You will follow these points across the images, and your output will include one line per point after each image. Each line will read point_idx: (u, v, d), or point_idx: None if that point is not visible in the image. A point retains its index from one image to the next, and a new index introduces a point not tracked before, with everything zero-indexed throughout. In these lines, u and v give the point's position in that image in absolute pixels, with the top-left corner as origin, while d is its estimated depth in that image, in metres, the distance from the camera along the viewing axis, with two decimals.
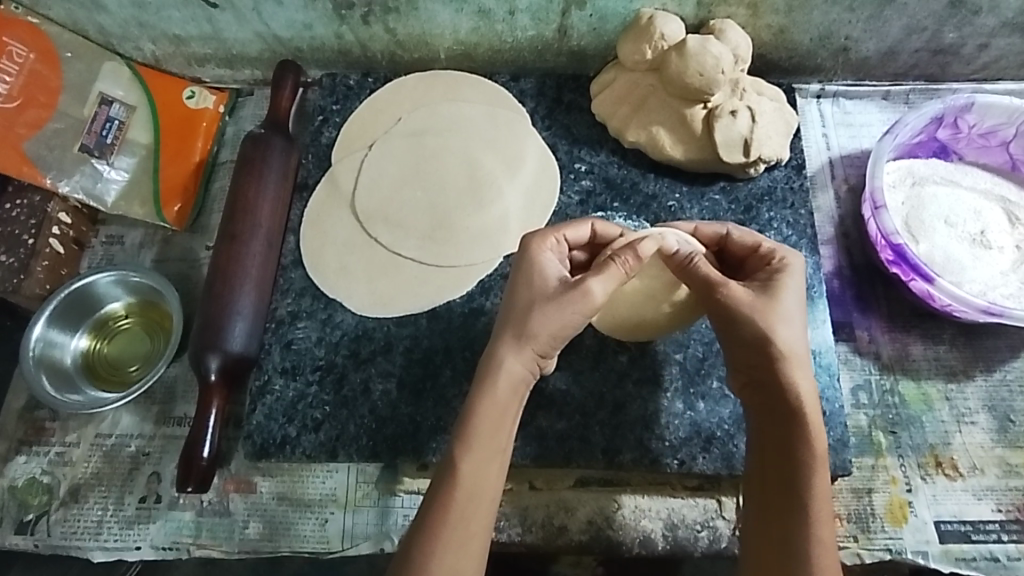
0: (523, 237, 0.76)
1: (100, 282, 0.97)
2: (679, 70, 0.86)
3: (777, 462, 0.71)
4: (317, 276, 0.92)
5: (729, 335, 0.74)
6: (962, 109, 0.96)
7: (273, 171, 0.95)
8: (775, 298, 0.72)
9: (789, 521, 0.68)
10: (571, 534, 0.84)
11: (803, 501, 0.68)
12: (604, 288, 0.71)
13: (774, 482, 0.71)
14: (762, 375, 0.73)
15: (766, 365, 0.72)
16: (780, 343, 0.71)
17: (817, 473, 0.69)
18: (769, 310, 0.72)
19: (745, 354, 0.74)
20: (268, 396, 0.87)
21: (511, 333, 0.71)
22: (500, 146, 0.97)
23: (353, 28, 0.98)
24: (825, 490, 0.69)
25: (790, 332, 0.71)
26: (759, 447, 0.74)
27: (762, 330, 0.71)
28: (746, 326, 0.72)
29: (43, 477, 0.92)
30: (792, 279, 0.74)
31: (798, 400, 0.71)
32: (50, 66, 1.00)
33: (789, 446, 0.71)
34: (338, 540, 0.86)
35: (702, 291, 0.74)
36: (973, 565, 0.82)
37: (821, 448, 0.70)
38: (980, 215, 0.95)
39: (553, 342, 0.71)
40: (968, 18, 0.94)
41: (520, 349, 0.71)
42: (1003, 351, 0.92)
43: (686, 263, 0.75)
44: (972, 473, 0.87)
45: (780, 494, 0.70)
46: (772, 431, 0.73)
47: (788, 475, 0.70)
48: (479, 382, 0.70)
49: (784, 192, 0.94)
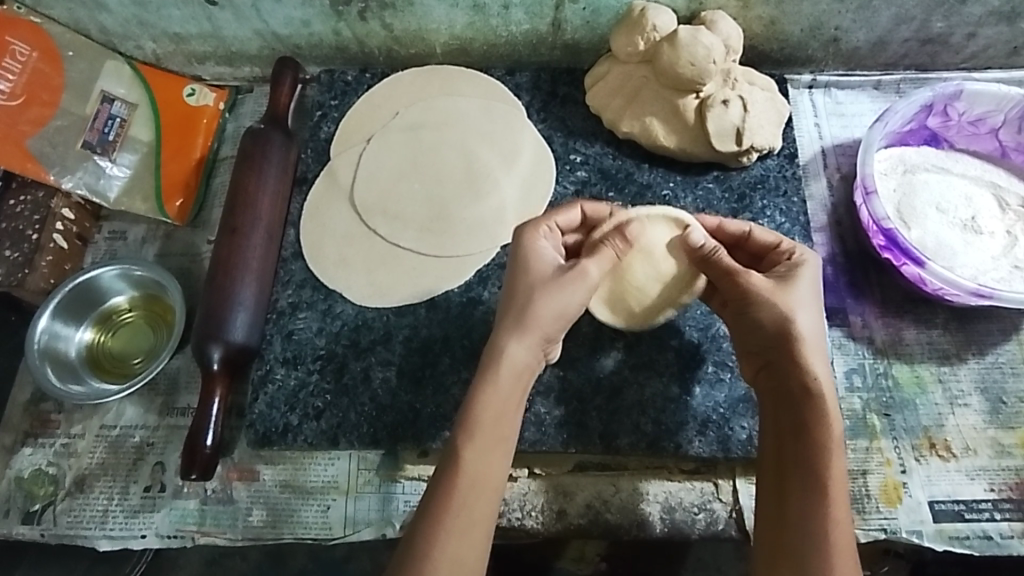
0: (517, 228, 0.78)
1: (104, 276, 0.99)
2: (670, 60, 0.87)
3: (793, 445, 0.72)
4: (317, 268, 0.94)
5: (745, 320, 0.76)
6: (950, 97, 0.97)
7: (272, 165, 0.96)
8: (792, 286, 0.74)
9: (806, 502, 0.69)
10: (569, 518, 0.85)
11: (819, 482, 0.69)
12: (597, 270, 0.75)
13: (790, 465, 0.72)
14: (777, 358, 0.74)
15: (782, 349, 0.73)
16: (798, 327, 0.72)
17: (833, 455, 0.70)
18: (788, 297, 0.73)
19: (758, 339, 0.75)
20: (270, 385, 0.88)
21: (514, 322, 0.72)
22: (496, 139, 0.98)
23: (350, 25, 1.00)
24: (840, 472, 0.70)
25: (807, 317, 0.73)
26: (773, 430, 0.75)
27: (780, 314, 0.72)
28: (764, 312, 0.73)
29: (49, 468, 0.93)
30: (810, 271, 0.75)
31: (811, 384, 0.71)
32: (52, 65, 1.02)
33: (804, 429, 0.71)
34: (339, 526, 0.87)
35: (724, 279, 0.76)
36: (967, 544, 0.83)
37: (836, 431, 0.71)
38: (971, 201, 0.96)
39: (555, 326, 0.73)
40: (955, 7, 0.95)
41: (523, 337, 0.72)
42: (995, 335, 0.94)
43: (709, 254, 0.76)
44: (966, 453, 0.88)
45: (797, 474, 0.71)
46: (786, 415, 0.74)
47: (804, 457, 0.71)
48: (482, 368, 0.72)
49: (777, 180, 0.95)
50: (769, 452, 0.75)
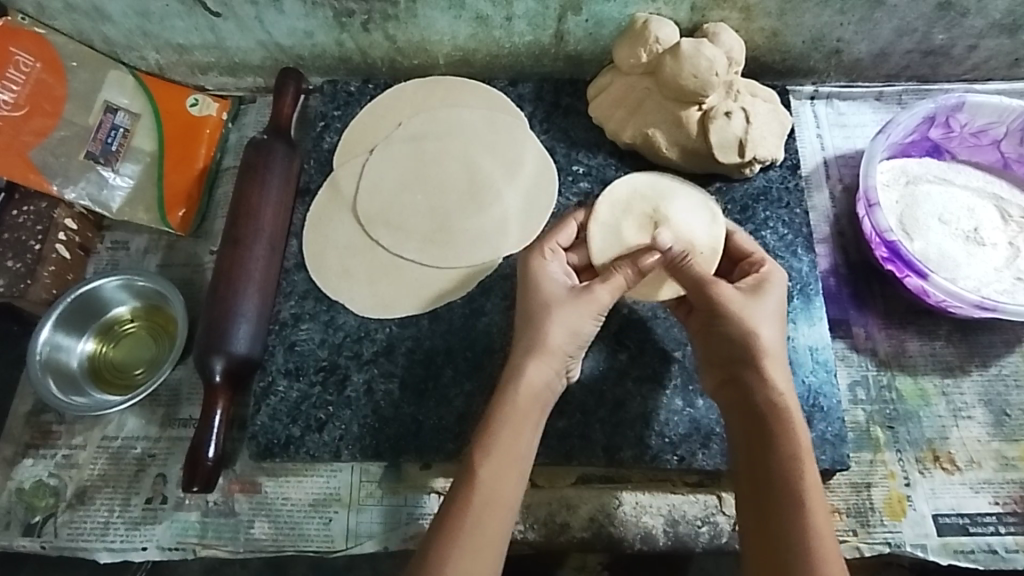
0: (522, 254, 0.80)
1: (107, 286, 0.98)
2: (673, 72, 0.87)
3: (764, 454, 0.71)
4: (319, 279, 0.93)
5: (715, 334, 0.76)
6: (952, 108, 0.97)
7: (275, 177, 0.96)
8: (759, 300, 0.76)
9: (785, 513, 0.67)
10: (572, 531, 0.85)
11: (795, 490, 0.68)
12: (609, 294, 0.76)
13: (759, 476, 0.70)
14: (742, 371, 0.75)
15: (748, 362, 0.74)
16: (761, 338, 0.74)
17: (805, 465, 0.69)
18: (755, 310, 0.75)
19: (726, 351, 0.76)
20: (272, 397, 0.88)
21: (530, 345, 0.74)
22: (500, 150, 0.98)
23: (353, 36, 1.00)
24: (812, 480, 0.69)
25: (771, 331, 0.75)
26: (741, 445, 0.74)
27: (746, 325, 0.74)
28: (733, 323, 0.74)
29: (50, 479, 0.93)
30: (776, 288, 0.77)
31: (777, 397, 0.73)
32: (56, 76, 1.02)
33: (775, 441, 0.71)
34: (341, 539, 0.87)
35: (695, 289, 0.76)
36: (972, 558, 0.83)
37: (806, 442, 0.71)
38: (973, 212, 0.96)
39: (573, 344, 0.75)
40: (956, 20, 0.95)
41: (542, 358, 0.74)
42: (998, 346, 0.93)
43: (679, 260, 0.77)
44: (970, 466, 0.88)
45: (772, 487, 0.69)
46: (754, 428, 0.73)
47: (777, 469, 0.69)
48: (501, 391, 0.73)
49: (780, 192, 0.95)
50: (741, 468, 0.73)
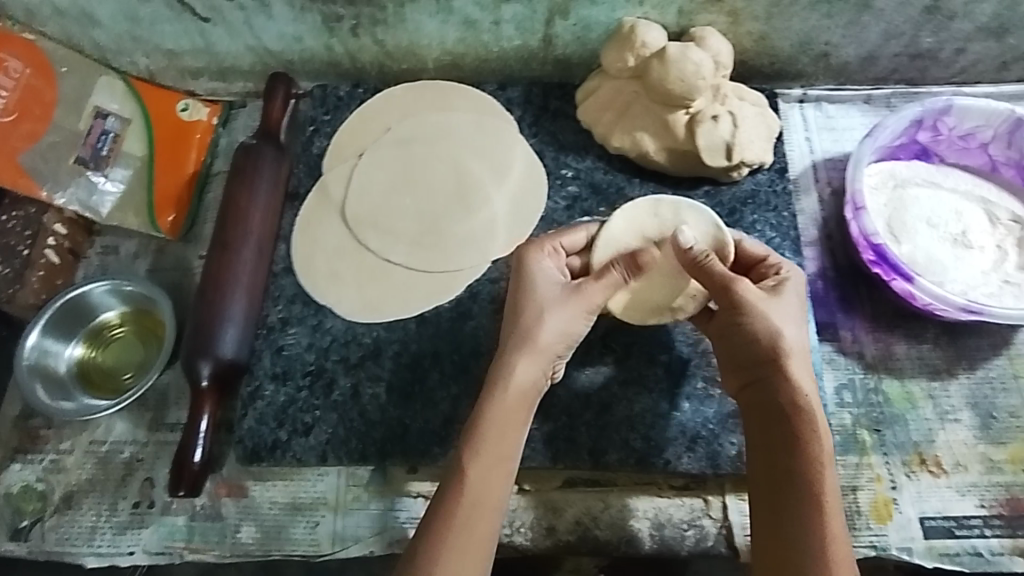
0: (518, 249, 0.78)
1: (95, 291, 0.99)
2: (659, 76, 0.88)
3: (783, 458, 0.71)
4: (308, 283, 0.94)
5: (735, 333, 0.75)
6: (940, 112, 0.97)
7: (264, 179, 0.96)
8: (782, 300, 0.75)
9: (802, 518, 0.68)
10: (558, 533, 0.85)
11: (812, 495, 0.68)
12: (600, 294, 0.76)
13: (782, 483, 0.70)
14: (763, 372, 0.74)
15: (770, 364, 0.73)
16: (788, 341, 0.73)
17: (825, 469, 0.69)
18: (779, 311, 0.74)
19: (748, 352, 0.75)
20: (259, 401, 0.88)
21: (517, 343, 0.73)
22: (489, 153, 0.98)
23: (342, 40, 1.00)
24: (833, 484, 0.69)
25: (796, 332, 0.74)
26: (759, 445, 0.74)
27: (773, 327, 0.73)
28: (760, 325, 0.73)
29: (37, 484, 0.93)
30: (796, 288, 0.76)
31: (802, 399, 0.72)
32: (45, 79, 1.02)
33: (797, 444, 0.71)
34: (328, 543, 0.87)
35: (717, 291, 0.74)
36: (957, 560, 0.84)
37: (827, 446, 0.71)
38: (961, 215, 0.96)
39: (562, 345, 0.74)
40: (943, 23, 0.95)
41: (528, 357, 0.73)
42: (985, 350, 0.93)
43: (702, 261, 0.74)
44: (956, 470, 0.88)
45: (789, 491, 0.69)
46: (775, 429, 0.73)
47: (796, 473, 0.70)
48: (490, 389, 0.72)
49: (768, 195, 0.95)
50: (756, 468, 0.73)
